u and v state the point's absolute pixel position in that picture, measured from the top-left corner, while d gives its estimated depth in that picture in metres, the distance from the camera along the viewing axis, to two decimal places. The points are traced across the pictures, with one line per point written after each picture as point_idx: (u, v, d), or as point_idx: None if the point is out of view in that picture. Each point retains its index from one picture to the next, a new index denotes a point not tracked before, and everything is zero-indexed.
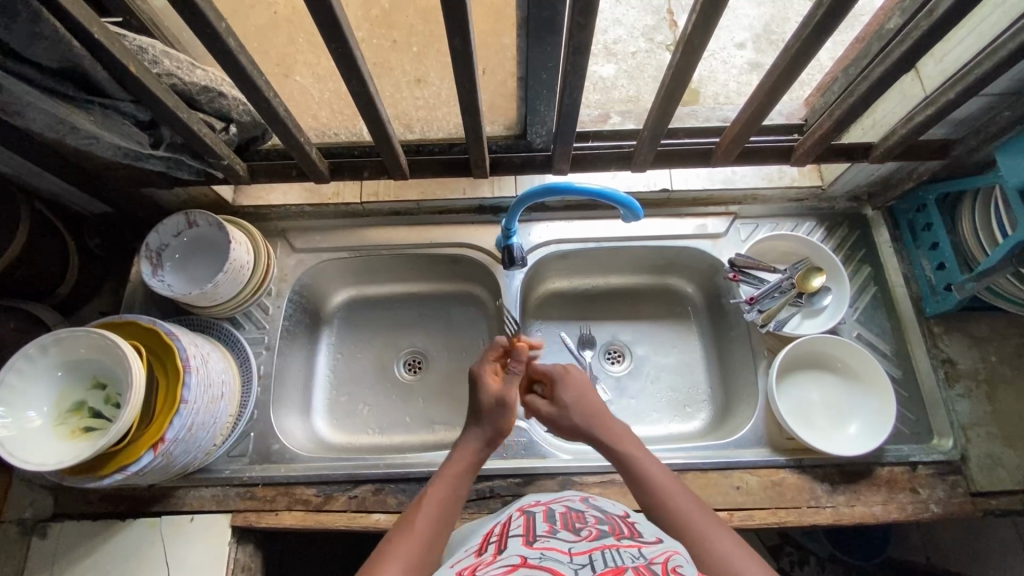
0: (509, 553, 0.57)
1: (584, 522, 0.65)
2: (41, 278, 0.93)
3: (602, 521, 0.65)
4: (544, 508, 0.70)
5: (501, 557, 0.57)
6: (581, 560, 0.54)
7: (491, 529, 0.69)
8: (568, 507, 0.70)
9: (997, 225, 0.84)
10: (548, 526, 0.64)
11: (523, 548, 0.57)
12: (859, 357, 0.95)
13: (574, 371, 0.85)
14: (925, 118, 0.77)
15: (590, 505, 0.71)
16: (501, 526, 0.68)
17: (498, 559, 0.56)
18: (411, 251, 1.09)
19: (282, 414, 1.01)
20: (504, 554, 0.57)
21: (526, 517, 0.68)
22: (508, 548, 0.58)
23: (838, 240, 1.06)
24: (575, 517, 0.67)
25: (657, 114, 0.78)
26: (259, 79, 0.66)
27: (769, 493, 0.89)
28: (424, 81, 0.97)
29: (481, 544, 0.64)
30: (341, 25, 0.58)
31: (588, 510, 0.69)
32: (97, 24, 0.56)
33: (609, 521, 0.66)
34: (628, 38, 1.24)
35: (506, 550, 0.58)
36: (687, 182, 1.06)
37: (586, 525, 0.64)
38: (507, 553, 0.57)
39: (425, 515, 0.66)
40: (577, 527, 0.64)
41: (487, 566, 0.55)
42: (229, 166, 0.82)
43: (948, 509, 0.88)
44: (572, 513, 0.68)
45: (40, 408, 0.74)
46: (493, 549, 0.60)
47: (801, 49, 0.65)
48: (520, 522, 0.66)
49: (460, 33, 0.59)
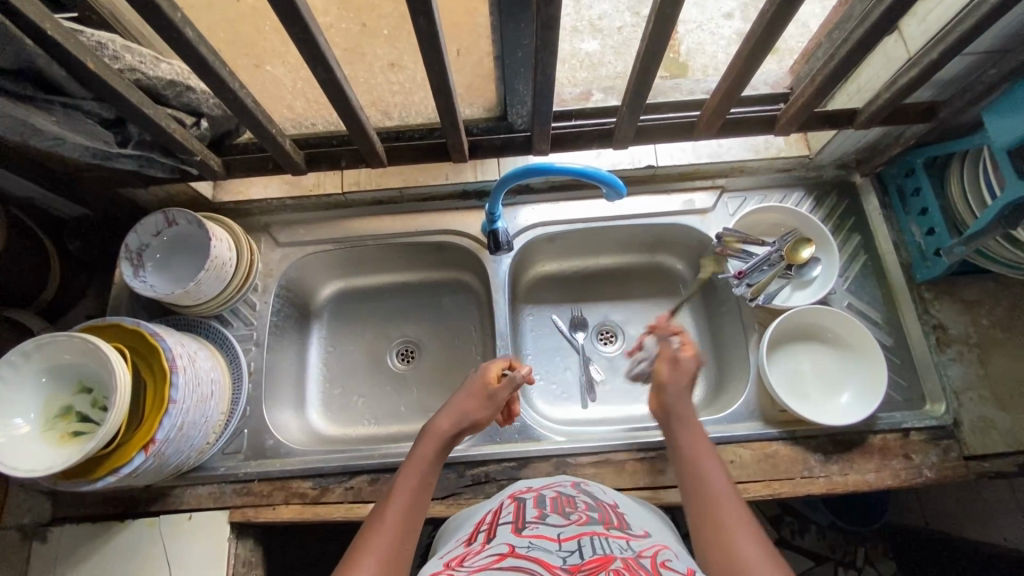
0: (497, 541, 0.58)
1: (573, 507, 0.65)
2: (23, 285, 0.92)
3: (593, 507, 0.66)
4: (535, 494, 0.71)
5: (490, 546, 0.57)
6: (569, 547, 0.54)
7: (487, 516, 0.69)
8: (558, 492, 0.70)
9: (987, 187, 0.83)
10: (537, 512, 0.64)
11: (512, 537, 0.58)
12: (850, 327, 0.94)
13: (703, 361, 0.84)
14: (909, 80, 0.75)
15: (582, 490, 0.72)
16: (492, 514, 0.68)
17: (487, 547, 0.57)
18: (397, 240, 1.08)
19: (276, 410, 1.01)
20: (492, 543, 0.58)
21: (517, 504, 0.68)
22: (497, 537, 0.59)
23: (827, 209, 1.04)
24: (566, 502, 0.67)
25: (636, 87, 0.75)
26: (222, 70, 0.64)
27: (762, 466, 0.89)
28: (397, 65, 0.90)
29: (471, 533, 0.65)
30: (299, 10, 0.56)
31: (579, 495, 0.70)
32: (49, 20, 0.55)
33: (599, 508, 0.66)
34: (613, 12, 1.20)
35: (494, 538, 0.59)
36: (672, 157, 1.04)
37: (576, 510, 0.65)
38: (495, 541, 0.58)
39: (398, 500, 0.68)
40: (567, 511, 0.64)
41: (475, 557, 0.55)
42: (203, 161, 0.80)
43: (941, 473, 0.88)
44: (562, 497, 0.69)
45: (27, 415, 0.74)
46: (482, 538, 0.61)
47: (777, 13, 0.63)
48: (510, 509, 0.67)
49: (423, 12, 0.57)
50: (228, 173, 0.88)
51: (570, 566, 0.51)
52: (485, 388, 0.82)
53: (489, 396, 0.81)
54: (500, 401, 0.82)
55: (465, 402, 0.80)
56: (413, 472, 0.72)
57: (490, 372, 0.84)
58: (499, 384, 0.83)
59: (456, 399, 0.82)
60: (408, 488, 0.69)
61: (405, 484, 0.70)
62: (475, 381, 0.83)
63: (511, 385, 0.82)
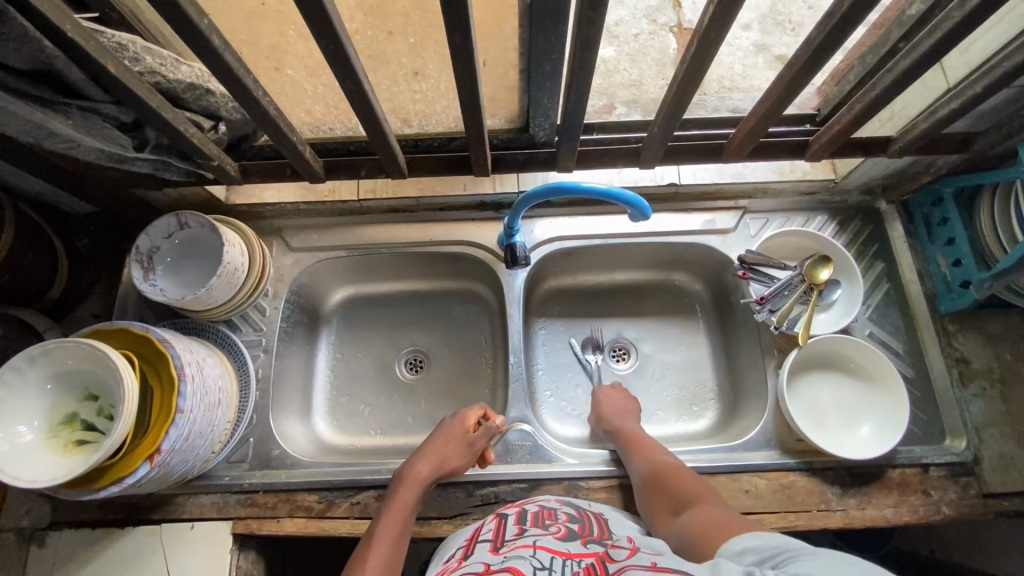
0: (474, 560, 0.59)
1: (554, 520, 0.66)
2: (30, 283, 0.90)
3: (574, 519, 0.67)
4: (518, 509, 0.71)
5: (467, 564, 0.59)
6: (543, 560, 0.54)
7: (472, 532, 0.71)
8: (540, 507, 0.71)
9: (1018, 222, 0.81)
10: (518, 526, 0.65)
11: (489, 555, 0.59)
12: (871, 357, 0.92)
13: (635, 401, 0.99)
14: (949, 111, 0.73)
15: (564, 503, 0.73)
16: (474, 532, 0.70)
17: (464, 565, 0.59)
18: (411, 249, 1.06)
19: (282, 418, 0.99)
20: (469, 561, 0.59)
21: (500, 520, 0.69)
22: (475, 555, 0.60)
23: (851, 234, 1.02)
24: (547, 515, 0.68)
25: (669, 109, 0.73)
26: (246, 78, 0.62)
27: (778, 496, 0.88)
28: (422, 74, 0.88)
29: (452, 551, 0.67)
30: (332, 21, 0.54)
31: (561, 507, 0.71)
32: (71, 22, 0.52)
33: (580, 520, 0.67)
34: (629, 19, 1.19)
35: (472, 557, 0.61)
36: (696, 176, 1.02)
37: (555, 523, 0.65)
38: (472, 560, 0.59)
39: (382, 541, 0.74)
40: (547, 524, 0.65)
41: None
42: (220, 166, 0.78)
43: (960, 511, 0.87)
44: (544, 511, 0.69)
45: (31, 422, 0.72)
46: (461, 556, 0.63)
47: (823, 42, 0.60)
48: (492, 526, 0.68)
49: (460, 28, 0.56)
50: (244, 178, 0.86)
51: None
52: (464, 436, 0.87)
53: (466, 443, 0.87)
54: (479, 447, 0.87)
55: (445, 450, 0.85)
56: (391, 520, 0.77)
57: (467, 421, 0.89)
58: (476, 432, 0.88)
59: (434, 443, 0.87)
60: (389, 536, 0.75)
61: (386, 531, 0.75)
62: (453, 429, 0.88)
63: (486, 435, 0.88)
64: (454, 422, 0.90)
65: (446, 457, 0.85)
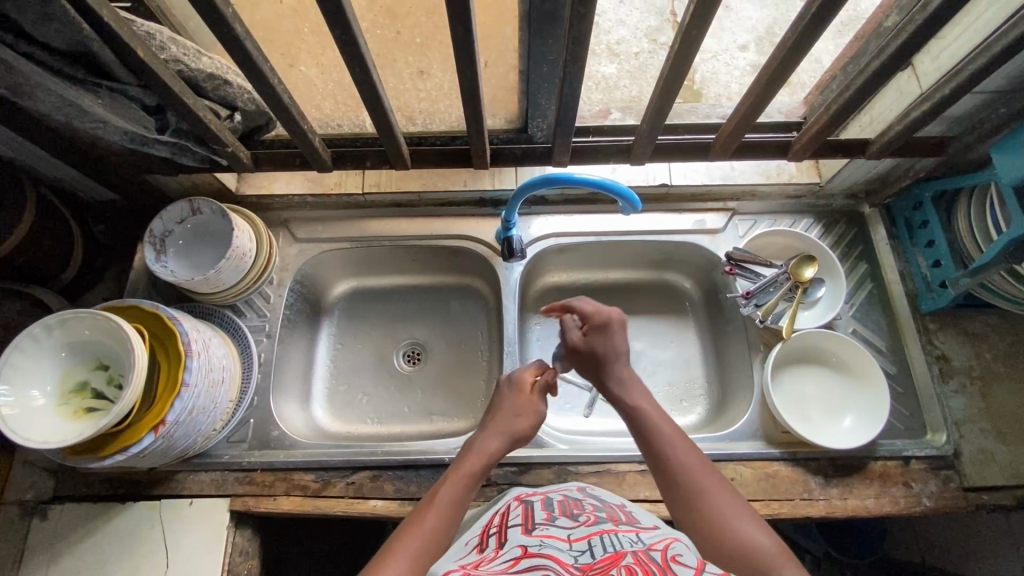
0: (510, 544, 0.59)
1: (582, 509, 0.66)
2: (45, 263, 0.94)
3: (600, 508, 0.68)
4: (542, 497, 0.72)
5: (504, 550, 0.58)
6: (580, 547, 0.56)
7: (494, 519, 0.69)
8: (565, 496, 0.71)
9: (993, 222, 0.85)
10: (546, 514, 0.65)
11: (524, 538, 0.59)
12: (853, 352, 0.95)
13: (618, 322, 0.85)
14: (921, 113, 0.77)
15: (589, 494, 0.73)
16: (500, 517, 0.69)
17: (501, 552, 0.58)
18: (412, 243, 1.10)
19: (281, 402, 1.02)
20: (505, 547, 0.58)
21: (524, 506, 0.69)
22: (510, 539, 0.60)
23: (836, 236, 1.06)
24: (573, 505, 0.68)
25: (655, 108, 0.78)
26: (264, 66, 0.67)
27: (762, 485, 0.90)
28: (426, 73, 0.97)
29: (482, 536, 0.65)
30: (345, 13, 0.59)
31: (585, 498, 0.71)
32: (106, 7, 0.57)
33: (607, 508, 0.68)
34: (631, 38, 1.25)
35: (506, 542, 0.60)
36: (686, 177, 1.07)
37: (584, 512, 0.66)
38: (508, 545, 0.59)
39: (438, 508, 0.66)
40: (575, 513, 0.65)
41: (490, 563, 0.56)
42: (234, 153, 0.83)
43: (940, 503, 0.89)
44: (570, 501, 0.70)
45: (43, 388, 0.75)
46: (494, 544, 0.61)
47: (796, 43, 0.65)
48: (518, 511, 0.68)
49: (463, 22, 0.60)
50: (255, 166, 0.91)
51: (582, 565, 0.52)
52: (528, 401, 0.82)
53: (532, 409, 0.81)
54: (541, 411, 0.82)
55: (510, 419, 0.79)
56: (451, 485, 0.69)
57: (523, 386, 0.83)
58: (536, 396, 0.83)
59: (498, 416, 0.80)
60: (450, 497, 0.67)
61: (447, 492, 0.68)
62: (516, 396, 0.82)
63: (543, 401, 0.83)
64: (511, 391, 0.83)
65: (512, 430, 0.78)
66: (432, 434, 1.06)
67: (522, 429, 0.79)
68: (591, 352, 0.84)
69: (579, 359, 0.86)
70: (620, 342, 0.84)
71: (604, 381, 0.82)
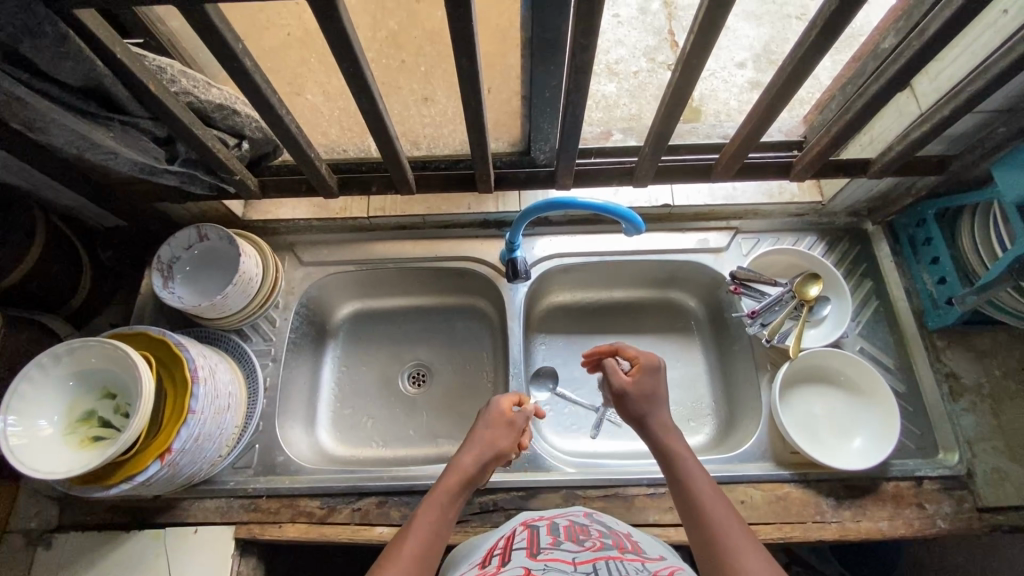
0: (513, 565, 0.58)
1: (587, 535, 0.66)
2: (54, 291, 0.95)
3: (606, 534, 0.67)
4: (548, 522, 0.71)
5: (506, 568, 0.58)
6: (585, 569, 0.55)
7: (502, 540, 0.69)
8: (571, 521, 0.71)
9: (997, 239, 0.85)
10: (551, 538, 0.65)
11: (528, 560, 0.58)
12: (862, 371, 0.95)
13: (664, 368, 0.85)
14: (920, 134, 0.78)
15: (595, 520, 0.72)
16: (504, 540, 0.68)
17: (502, 570, 0.58)
18: (416, 265, 1.11)
19: (287, 426, 1.02)
20: (508, 566, 0.58)
21: (529, 531, 0.68)
22: (513, 560, 0.59)
23: (839, 254, 1.06)
24: (579, 530, 0.68)
25: (658, 130, 0.79)
26: (272, 98, 0.68)
27: (774, 507, 0.89)
28: (431, 99, 0.99)
29: (485, 557, 0.65)
30: (353, 46, 0.60)
31: (591, 524, 0.70)
32: (119, 45, 0.59)
33: (613, 536, 0.67)
34: (629, 57, 1.27)
35: (510, 562, 0.59)
36: (688, 197, 1.08)
37: (590, 537, 0.65)
38: (511, 565, 0.58)
39: (419, 531, 0.66)
40: (581, 538, 0.65)
41: None
42: (241, 180, 0.84)
43: (955, 524, 0.87)
44: (576, 526, 0.69)
45: (51, 417, 0.75)
46: (496, 562, 0.61)
47: (796, 68, 0.66)
48: (523, 535, 0.67)
49: (468, 54, 0.62)
50: (262, 192, 0.92)
51: None
52: (505, 418, 0.83)
53: (507, 427, 0.82)
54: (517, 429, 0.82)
55: (486, 437, 0.80)
56: (429, 505, 0.70)
57: (499, 408, 0.84)
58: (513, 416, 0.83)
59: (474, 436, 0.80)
60: (427, 519, 0.67)
61: (425, 513, 0.68)
62: (490, 415, 0.82)
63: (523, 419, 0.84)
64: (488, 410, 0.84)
65: (487, 445, 0.79)
66: (438, 457, 1.05)
67: (501, 445, 0.80)
68: (636, 394, 0.81)
69: (619, 404, 0.82)
70: (665, 388, 0.83)
71: (644, 424, 0.78)
